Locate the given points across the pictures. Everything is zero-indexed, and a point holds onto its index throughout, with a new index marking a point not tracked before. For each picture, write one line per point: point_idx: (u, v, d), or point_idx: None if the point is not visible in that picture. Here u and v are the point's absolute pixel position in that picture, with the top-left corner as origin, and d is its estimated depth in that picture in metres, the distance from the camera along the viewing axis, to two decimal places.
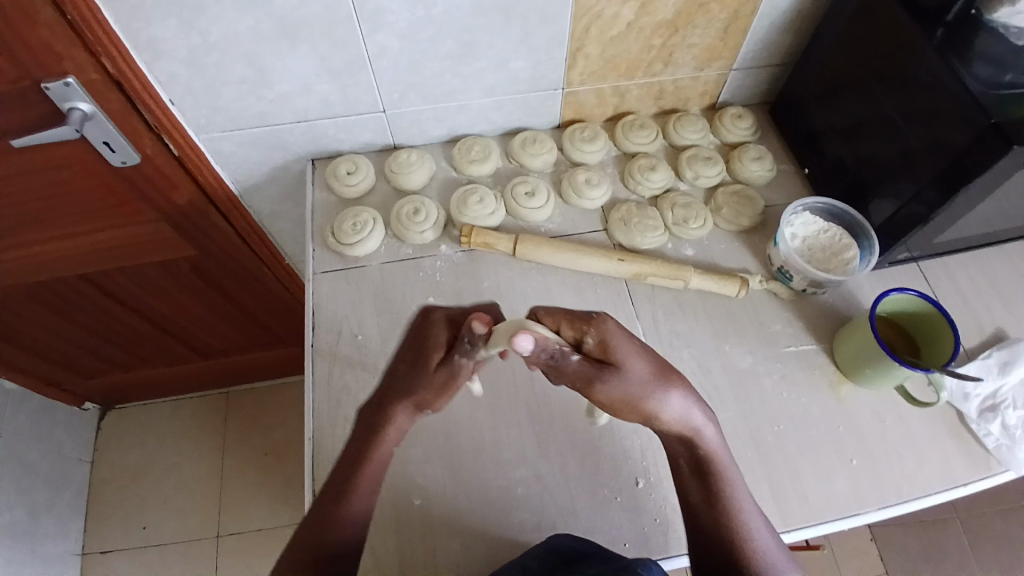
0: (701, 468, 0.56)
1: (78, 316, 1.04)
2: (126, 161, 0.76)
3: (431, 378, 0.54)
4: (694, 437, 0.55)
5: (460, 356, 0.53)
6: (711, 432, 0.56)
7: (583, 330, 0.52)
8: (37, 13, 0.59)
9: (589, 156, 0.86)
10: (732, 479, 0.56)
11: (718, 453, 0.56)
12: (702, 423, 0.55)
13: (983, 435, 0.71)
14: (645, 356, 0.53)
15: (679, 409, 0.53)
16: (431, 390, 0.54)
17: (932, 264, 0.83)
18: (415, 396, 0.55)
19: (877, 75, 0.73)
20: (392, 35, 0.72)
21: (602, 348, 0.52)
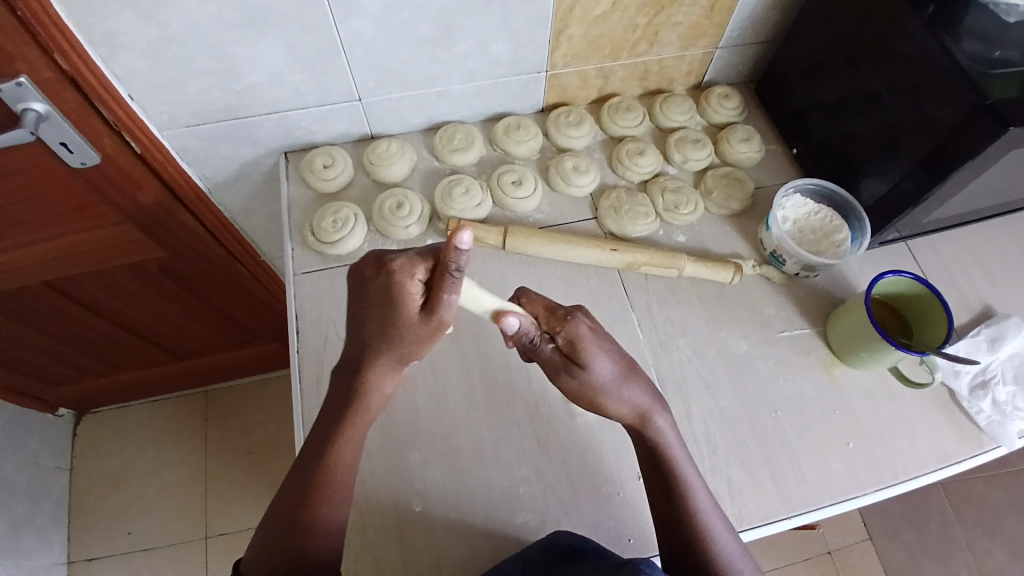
0: (654, 460, 0.56)
1: (44, 324, 0.99)
2: (85, 161, 0.71)
3: (414, 331, 0.53)
4: (647, 424, 0.56)
5: (446, 292, 0.51)
6: (662, 423, 0.56)
7: (556, 326, 0.55)
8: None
9: (576, 142, 0.83)
10: (688, 478, 0.55)
11: (671, 446, 0.56)
12: (654, 409, 0.56)
13: (974, 411, 0.72)
14: (612, 356, 0.55)
15: (637, 399, 0.55)
16: (417, 340, 0.54)
17: (919, 241, 0.83)
18: (404, 350, 0.54)
19: (865, 50, 0.72)
20: (367, 20, 0.67)
21: (571, 347, 0.54)
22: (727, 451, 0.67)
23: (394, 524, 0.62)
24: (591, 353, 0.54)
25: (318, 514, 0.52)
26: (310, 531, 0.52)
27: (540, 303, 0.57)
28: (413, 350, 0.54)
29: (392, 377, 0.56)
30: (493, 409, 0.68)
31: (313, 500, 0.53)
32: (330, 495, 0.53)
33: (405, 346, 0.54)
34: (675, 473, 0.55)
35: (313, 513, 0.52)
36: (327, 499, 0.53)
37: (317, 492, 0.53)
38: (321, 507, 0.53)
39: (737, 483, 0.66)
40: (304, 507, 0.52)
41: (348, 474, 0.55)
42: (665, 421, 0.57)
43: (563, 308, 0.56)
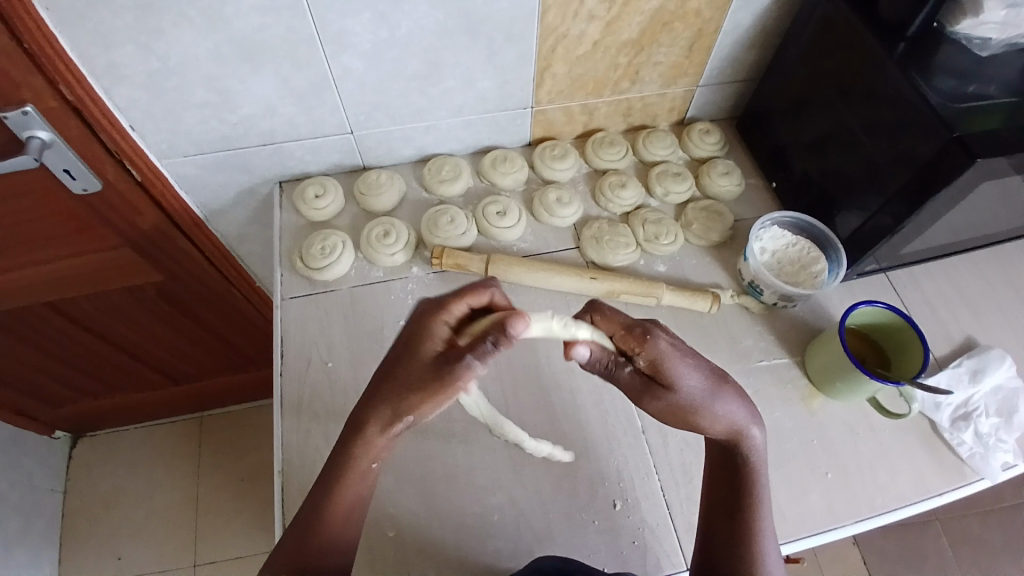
0: (735, 474, 0.56)
1: (42, 345, 1.01)
2: (87, 187, 0.74)
3: (424, 382, 0.48)
4: (739, 442, 0.54)
5: (472, 356, 0.47)
6: (755, 441, 0.55)
7: (635, 346, 0.51)
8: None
9: (560, 174, 0.86)
10: (759, 494, 0.56)
11: (757, 464, 0.56)
12: (747, 430, 0.54)
13: (956, 444, 0.72)
14: (702, 374, 0.51)
15: (729, 418, 0.53)
16: (427, 395, 0.48)
17: (899, 274, 0.84)
18: (398, 400, 0.49)
19: (841, 88, 0.75)
20: (357, 57, 0.71)
21: (654, 366, 0.51)
22: None
23: (366, 549, 0.62)
24: (674, 372, 0.51)
25: (327, 529, 0.52)
26: (314, 534, 0.51)
27: (613, 320, 0.53)
28: (417, 407, 0.49)
29: (386, 434, 0.50)
30: (470, 434, 0.69)
31: (322, 518, 0.52)
32: (338, 513, 0.52)
33: (414, 398, 0.48)
34: (750, 492, 0.56)
35: (320, 530, 0.52)
36: (332, 515, 0.52)
37: (329, 506, 0.52)
38: (330, 518, 0.52)
39: None
40: (314, 523, 0.52)
41: (354, 495, 0.52)
42: (759, 437, 0.55)
43: (639, 324, 0.52)
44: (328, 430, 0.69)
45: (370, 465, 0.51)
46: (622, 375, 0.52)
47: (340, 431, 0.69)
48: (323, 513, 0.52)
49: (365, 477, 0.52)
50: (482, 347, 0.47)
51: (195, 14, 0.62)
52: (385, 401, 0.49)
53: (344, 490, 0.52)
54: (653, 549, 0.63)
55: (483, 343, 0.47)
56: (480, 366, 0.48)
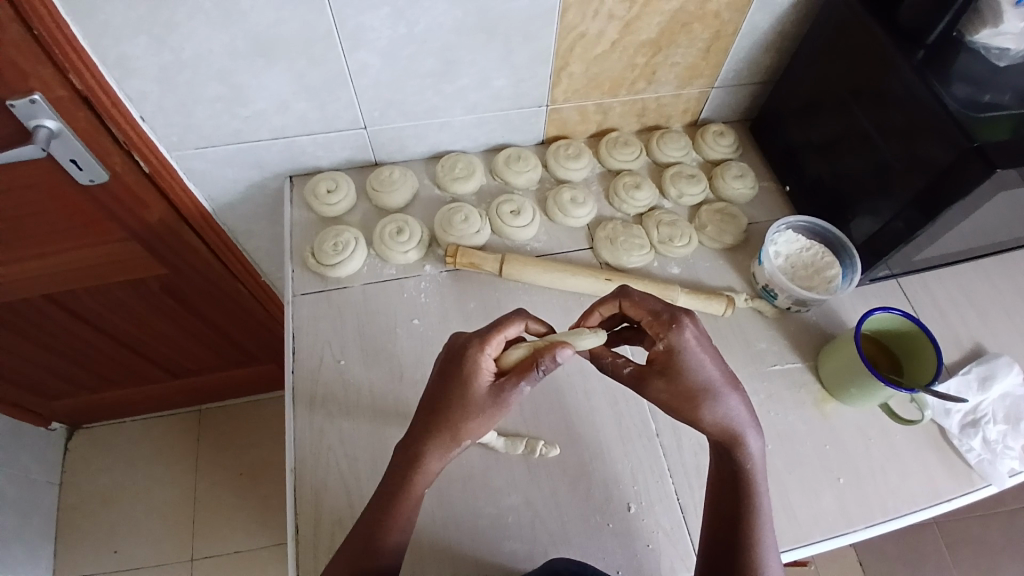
0: (736, 479, 0.56)
1: (42, 337, 0.99)
2: (94, 178, 0.73)
3: (478, 407, 0.52)
4: (739, 445, 0.55)
5: (528, 382, 0.52)
6: (754, 446, 0.56)
7: (659, 331, 0.55)
8: (2, 31, 0.56)
9: (573, 174, 0.86)
10: (760, 497, 0.55)
11: (757, 469, 0.56)
12: (746, 431, 0.55)
13: (965, 450, 0.72)
14: (721, 371, 0.55)
15: (733, 416, 0.55)
16: (480, 417, 0.52)
17: (910, 280, 0.85)
18: (455, 427, 0.53)
19: (856, 92, 0.74)
20: (374, 52, 0.70)
21: (669, 355, 0.55)
22: None
23: None
24: (694, 362, 0.54)
25: (388, 539, 0.53)
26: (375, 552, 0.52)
27: (641, 306, 0.57)
28: (467, 431, 0.53)
29: (443, 458, 0.54)
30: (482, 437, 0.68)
31: (381, 528, 0.53)
32: (395, 521, 0.53)
33: (465, 422, 0.52)
34: (752, 496, 0.55)
35: (381, 539, 0.53)
36: (392, 525, 0.53)
37: (385, 520, 0.53)
38: (392, 532, 0.53)
39: None
40: (375, 532, 0.53)
41: (411, 513, 0.54)
42: (757, 442, 0.56)
43: (667, 312, 0.55)
44: (341, 429, 0.69)
45: (422, 489, 0.54)
46: (624, 368, 0.57)
47: (354, 430, 0.69)
48: (382, 523, 0.53)
49: (415, 501, 0.54)
50: (535, 373, 0.52)
51: (212, 6, 0.61)
52: (445, 431, 0.53)
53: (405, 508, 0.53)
54: (668, 552, 0.64)
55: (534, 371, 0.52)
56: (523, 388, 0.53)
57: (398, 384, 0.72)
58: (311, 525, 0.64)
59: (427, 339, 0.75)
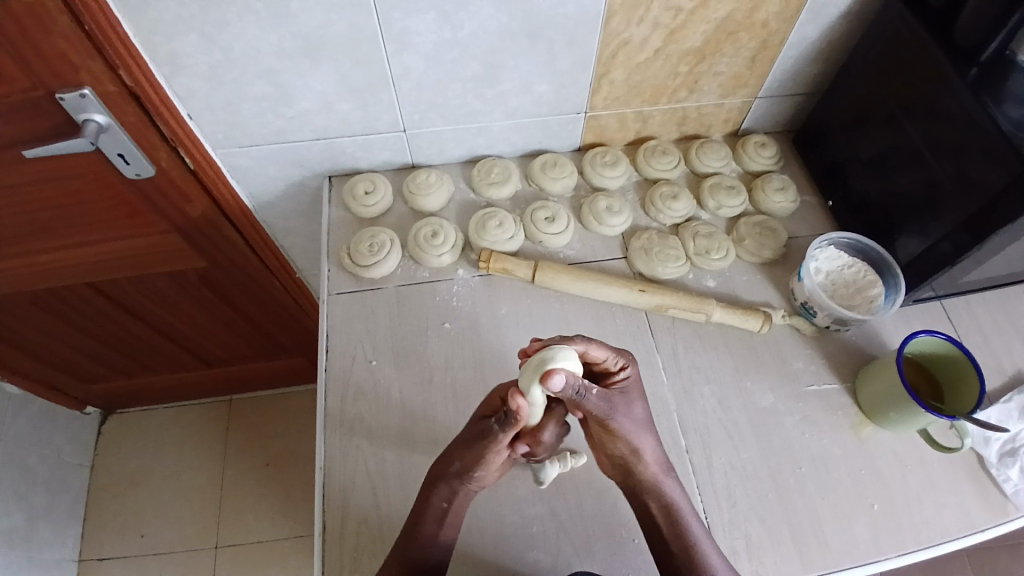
0: (668, 519, 0.59)
1: (83, 323, 1.03)
2: (140, 173, 0.75)
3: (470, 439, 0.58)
4: (660, 486, 0.59)
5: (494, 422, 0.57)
6: (672, 484, 0.60)
7: (606, 370, 0.60)
8: (52, 23, 0.57)
9: (610, 182, 0.85)
10: (694, 531, 0.58)
11: (681, 507, 0.59)
12: (663, 472, 0.60)
13: (1002, 480, 0.70)
14: (646, 412, 0.60)
15: (653, 454, 0.59)
16: (472, 453, 0.58)
17: (954, 301, 0.82)
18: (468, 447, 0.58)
19: (906, 107, 0.72)
20: (417, 56, 0.71)
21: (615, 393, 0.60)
22: (747, 504, 0.66)
23: None
24: (631, 401, 0.60)
25: (424, 533, 0.58)
26: (419, 549, 0.57)
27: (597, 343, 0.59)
28: (468, 461, 0.58)
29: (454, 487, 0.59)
30: None
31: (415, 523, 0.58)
32: (431, 517, 0.58)
33: (467, 454, 0.58)
34: (682, 532, 0.58)
35: (422, 531, 0.58)
36: (429, 522, 0.58)
37: (422, 517, 0.58)
38: (428, 528, 0.58)
39: (755, 539, 0.64)
40: (415, 528, 0.58)
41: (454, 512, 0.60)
42: (675, 486, 0.60)
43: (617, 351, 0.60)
44: (370, 430, 0.69)
45: (444, 502, 0.59)
46: (574, 408, 0.59)
47: (383, 431, 0.69)
48: (421, 521, 0.58)
49: (443, 513, 0.59)
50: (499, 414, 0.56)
51: (262, 7, 0.62)
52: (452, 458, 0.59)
53: (454, 511, 0.60)
54: None
55: (502, 414, 0.56)
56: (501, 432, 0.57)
57: (427, 389, 0.72)
58: (337, 523, 0.64)
59: (458, 344, 0.75)
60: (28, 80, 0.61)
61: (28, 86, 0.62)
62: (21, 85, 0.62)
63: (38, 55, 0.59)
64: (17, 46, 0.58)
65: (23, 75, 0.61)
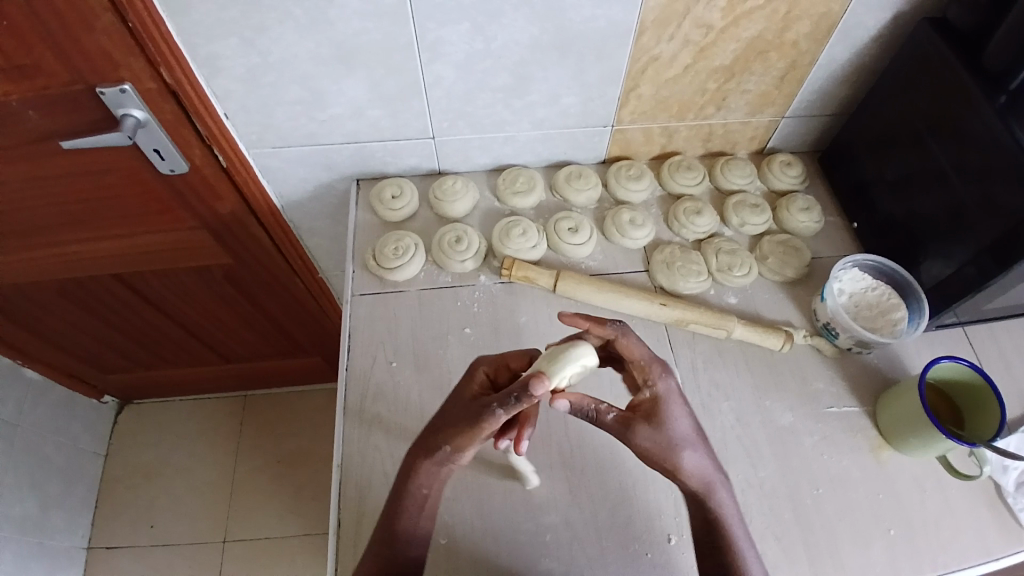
0: (711, 533, 0.57)
1: (108, 314, 1.05)
2: (174, 169, 0.76)
3: (462, 420, 0.54)
4: (708, 497, 0.56)
5: (500, 408, 0.52)
6: (724, 497, 0.57)
7: (646, 378, 0.58)
8: (96, 20, 0.59)
9: (634, 195, 0.86)
10: (738, 546, 0.56)
11: (732, 522, 0.56)
12: (714, 482, 0.56)
13: (1018, 508, 0.68)
14: (689, 420, 0.57)
15: (702, 465, 0.56)
16: (462, 433, 0.54)
17: (978, 328, 0.81)
18: (447, 424, 0.56)
19: (934, 131, 0.72)
20: (450, 65, 0.72)
21: (653, 403, 0.57)
22: (763, 523, 0.66)
23: None
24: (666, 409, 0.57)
25: (406, 526, 0.57)
26: (399, 543, 0.57)
27: (631, 350, 0.58)
28: (457, 443, 0.55)
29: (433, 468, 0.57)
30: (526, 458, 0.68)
31: (395, 514, 0.57)
32: (411, 510, 0.57)
33: (455, 434, 0.55)
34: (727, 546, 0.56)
35: (399, 524, 0.57)
36: (410, 514, 0.57)
37: (400, 507, 0.57)
38: (409, 521, 0.57)
39: (770, 558, 0.64)
40: (393, 522, 0.57)
41: (424, 505, 0.58)
42: (726, 496, 0.57)
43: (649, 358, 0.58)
44: (388, 432, 0.70)
45: (423, 490, 0.57)
46: (607, 415, 0.56)
47: (400, 433, 0.70)
48: (401, 513, 0.57)
49: (422, 501, 0.58)
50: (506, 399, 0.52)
51: (303, 13, 0.64)
52: (439, 439, 0.56)
53: (431, 503, 0.58)
54: None
55: (507, 396, 0.52)
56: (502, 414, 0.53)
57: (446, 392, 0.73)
58: (353, 523, 0.65)
59: (477, 350, 0.75)
60: (70, 74, 0.63)
61: (69, 80, 0.64)
62: (62, 79, 0.64)
63: (82, 50, 0.61)
64: (62, 41, 0.60)
65: (66, 70, 0.63)
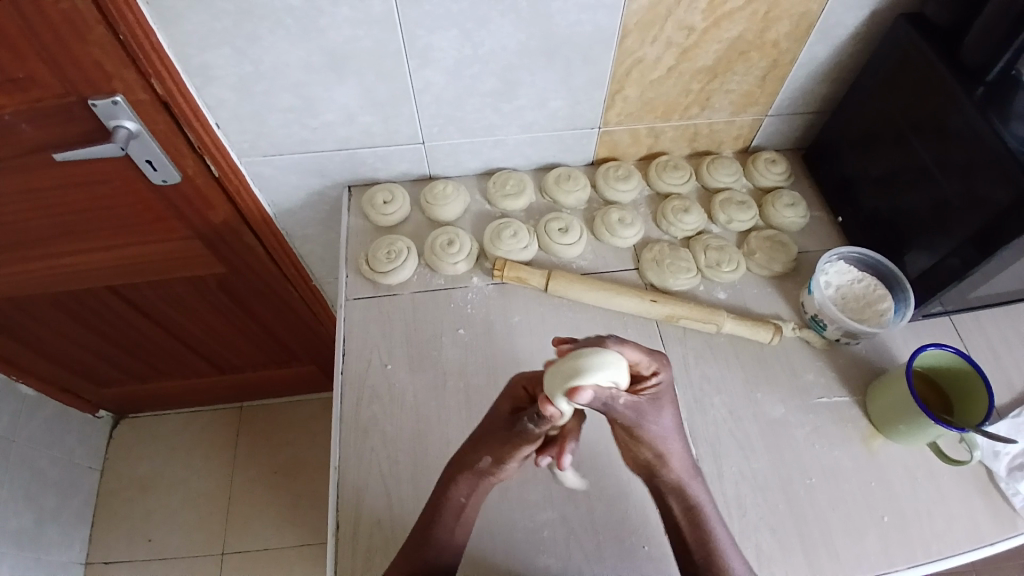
0: (694, 523, 0.60)
1: (101, 325, 1.05)
2: (166, 179, 0.77)
3: (506, 435, 0.59)
4: (686, 489, 0.60)
5: (528, 422, 0.57)
6: (699, 489, 0.60)
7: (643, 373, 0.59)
8: (88, 32, 0.60)
9: (623, 195, 0.87)
10: (718, 537, 0.59)
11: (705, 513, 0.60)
12: (690, 477, 0.60)
13: (1010, 494, 0.69)
14: (675, 418, 0.59)
15: (680, 460, 0.59)
16: (502, 446, 0.60)
17: (963, 317, 0.82)
18: (490, 436, 0.60)
19: (914, 125, 0.73)
20: (439, 71, 0.73)
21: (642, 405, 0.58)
22: (757, 515, 0.66)
23: None
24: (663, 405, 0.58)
25: (440, 535, 0.59)
26: (431, 548, 0.59)
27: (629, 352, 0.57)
28: (497, 452, 0.60)
29: (474, 480, 0.61)
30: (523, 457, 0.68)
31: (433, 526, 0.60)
32: (445, 520, 0.60)
33: (499, 447, 0.60)
34: (704, 538, 0.59)
35: (433, 533, 0.59)
36: (446, 521, 0.60)
37: (435, 515, 0.60)
38: (445, 529, 0.60)
39: (765, 548, 0.65)
40: (428, 529, 0.59)
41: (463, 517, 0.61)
42: (702, 490, 0.60)
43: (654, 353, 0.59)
44: (385, 433, 0.71)
45: (461, 498, 0.61)
46: (610, 421, 0.57)
47: (397, 434, 0.71)
48: (437, 519, 0.60)
49: (459, 510, 0.61)
50: (530, 414, 0.57)
51: (293, 22, 0.65)
52: (481, 452, 0.60)
53: (468, 511, 0.62)
54: None
55: (533, 413, 0.57)
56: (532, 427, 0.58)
57: (440, 393, 0.73)
58: (351, 524, 0.65)
59: (471, 351, 0.76)
60: (62, 86, 0.64)
61: (61, 92, 0.65)
62: (54, 91, 0.64)
63: (75, 62, 0.62)
64: (54, 53, 0.60)
65: (58, 82, 0.63)
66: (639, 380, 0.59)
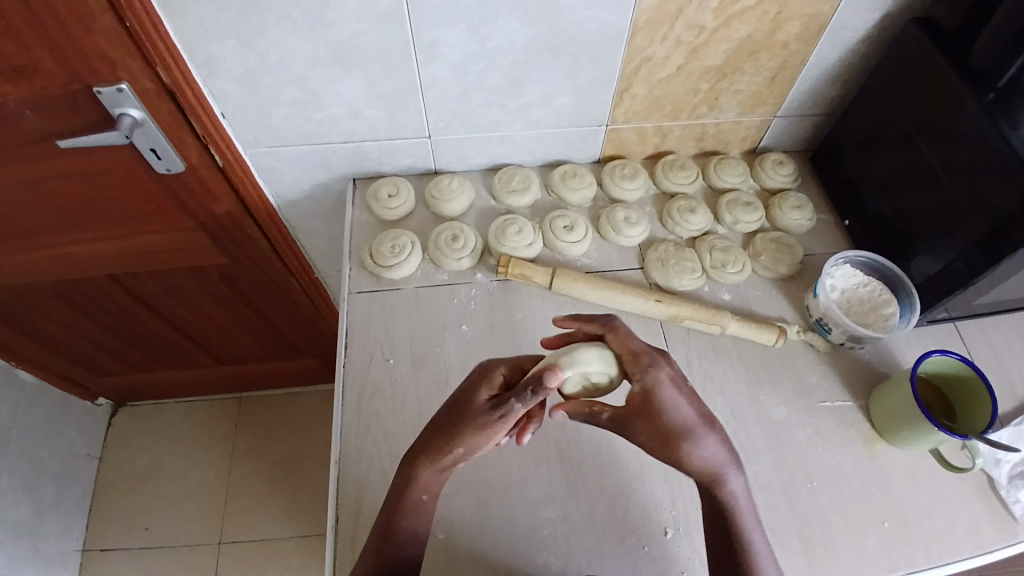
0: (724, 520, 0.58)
1: (101, 315, 1.05)
2: (170, 168, 0.76)
3: (477, 424, 0.56)
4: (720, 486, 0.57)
5: (517, 399, 0.55)
6: (737, 484, 0.58)
7: (637, 370, 0.57)
8: (94, 20, 0.59)
9: (628, 194, 0.87)
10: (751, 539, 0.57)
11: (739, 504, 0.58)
12: (727, 472, 0.57)
13: (1011, 501, 0.69)
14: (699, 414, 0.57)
15: (713, 455, 0.57)
16: (472, 435, 0.56)
17: (967, 323, 0.82)
18: (456, 426, 0.57)
19: (923, 130, 0.73)
20: (446, 66, 0.73)
21: (645, 395, 0.57)
22: (758, 517, 0.66)
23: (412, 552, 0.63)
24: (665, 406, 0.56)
25: (401, 528, 0.57)
26: (395, 542, 0.57)
27: (625, 341, 0.58)
28: (467, 442, 0.56)
29: (436, 474, 0.58)
30: (524, 455, 0.68)
31: (394, 519, 0.58)
32: (407, 514, 0.58)
33: (463, 436, 0.56)
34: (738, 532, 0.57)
35: (396, 526, 0.57)
36: (407, 517, 0.58)
37: (400, 509, 0.58)
38: (406, 523, 0.57)
39: None
40: (390, 522, 0.57)
41: (420, 512, 0.58)
42: (738, 485, 0.58)
43: (646, 353, 0.57)
44: (386, 428, 0.70)
45: (422, 496, 0.58)
46: (602, 414, 0.58)
47: (398, 429, 0.70)
48: (398, 516, 0.58)
49: (419, 508, 0.58)
50: (524, 391, 0.55)
51: (301, 15, 0.64)
52: (446, 445, 0.57)
53: (429, 507, 0.58)
54: None
55: (523, 390, 0.55)
56: (517, 409, 0.55)
57: (443, 389, 0.73)
58: (350, 519, 0.65)
59: (474, 347, 0.76)
60: (67, 74, 0.63)
61: (66, 80, 0.64)
62: (59, 79, 0.64)
63: (80, 50, 0.61)
64: (60, 41, 0.60)
65: (63, 70, 0.63)
66: (627, 378, 0.58)
